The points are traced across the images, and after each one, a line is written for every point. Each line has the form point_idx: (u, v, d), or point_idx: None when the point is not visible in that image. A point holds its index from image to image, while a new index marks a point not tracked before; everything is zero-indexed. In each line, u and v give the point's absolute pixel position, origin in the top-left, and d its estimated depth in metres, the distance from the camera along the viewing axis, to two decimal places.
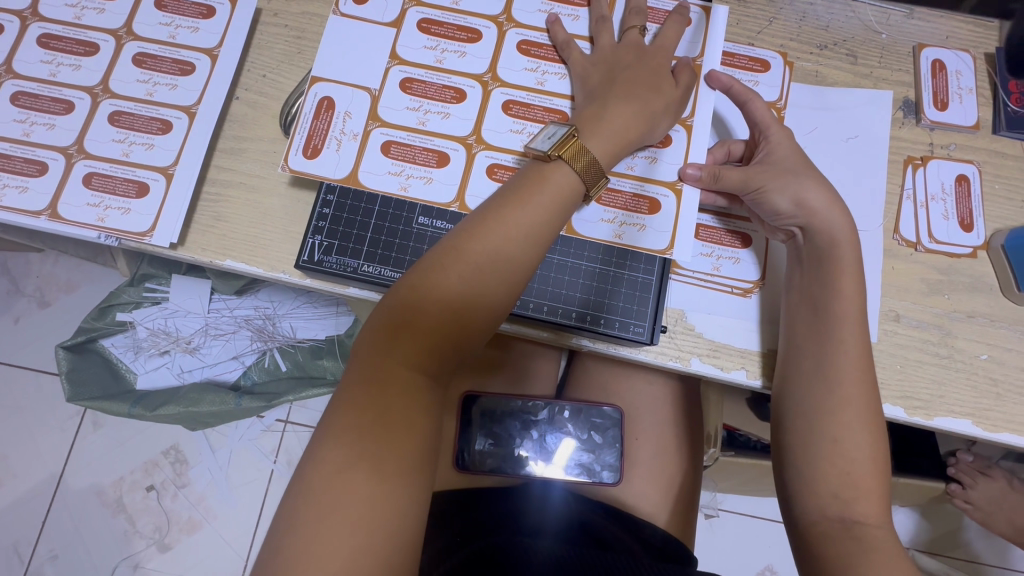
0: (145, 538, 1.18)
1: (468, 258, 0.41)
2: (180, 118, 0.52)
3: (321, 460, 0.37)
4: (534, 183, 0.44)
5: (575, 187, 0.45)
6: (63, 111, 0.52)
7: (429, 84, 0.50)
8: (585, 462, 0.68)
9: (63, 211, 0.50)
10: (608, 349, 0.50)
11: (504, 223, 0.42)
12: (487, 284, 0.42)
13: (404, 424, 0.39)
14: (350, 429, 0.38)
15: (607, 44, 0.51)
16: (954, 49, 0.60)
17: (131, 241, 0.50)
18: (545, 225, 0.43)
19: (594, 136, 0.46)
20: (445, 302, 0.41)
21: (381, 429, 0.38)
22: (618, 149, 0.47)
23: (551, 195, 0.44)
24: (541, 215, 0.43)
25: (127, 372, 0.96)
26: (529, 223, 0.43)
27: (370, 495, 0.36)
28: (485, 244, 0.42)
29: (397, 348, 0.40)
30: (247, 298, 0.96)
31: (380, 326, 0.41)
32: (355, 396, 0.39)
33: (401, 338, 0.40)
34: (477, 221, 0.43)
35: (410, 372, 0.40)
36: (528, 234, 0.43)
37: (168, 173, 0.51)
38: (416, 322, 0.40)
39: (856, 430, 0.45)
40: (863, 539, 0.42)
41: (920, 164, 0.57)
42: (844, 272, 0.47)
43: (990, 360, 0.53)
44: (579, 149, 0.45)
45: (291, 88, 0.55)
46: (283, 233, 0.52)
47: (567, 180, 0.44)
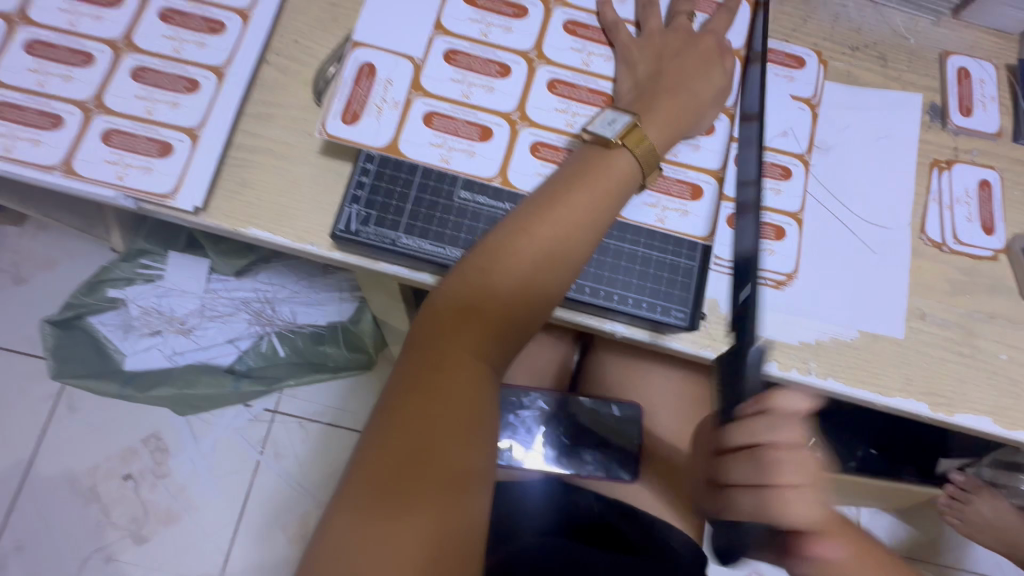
0: (120, 530, 1.13)
1: (532, 243, 0.41)
2: (208, 78, 0.50)
3: (383, 444, 0.36)
4: (593, 173, 0.44)
5: (633, 175, 0.45)
6: (81, 63, 0.49)
7: (474, 57, 0.50)
8: (601, 458, 0.65)
9: (78, 167, 0.47)
10: (644, 334, 0.50)
11: (565, 210, 0.43)
12: (548, 269, 0.42)
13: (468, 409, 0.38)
14: (416, 413, 0.37)
15: (656, 28, 0.51)
16: (978, 58, 0.62)
17: (151, 203, 0.48)
18: (604, 212, 0.44)
19: (654, 124, 0.47)
20: (505, 283, 0.41)
21: (447, 415, 0.37)
22: (673, 136, 0.47)
23: (610, 185, 0.44)
24: (600, 202, 0.43)
25: (114, 352, 0.92)
26: (588, 208, 0.43)
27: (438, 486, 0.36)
28: (545, 228, 0.42)
29: (461, 333, 0.40)
30: (246, 280, 0.93)
31: (442, 309, 0.41)
32: (417, 378, 0.39)
33: (462, 319, 0.40)
34: (538, 205, 0.43)
35: (474, 356, 0.40)
36: (587, 220, 0.43)
37: (194, 134, 0.49)
38: (480, 307, 0.41)
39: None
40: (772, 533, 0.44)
41: (946, 167, 0.58)
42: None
43: (1009, 360, 0.54)
44: (645, 142, 0.45)
45: (324, 55, 0.53)
46: (312, 203, 0.50)
47: (625, 167, 0.45)
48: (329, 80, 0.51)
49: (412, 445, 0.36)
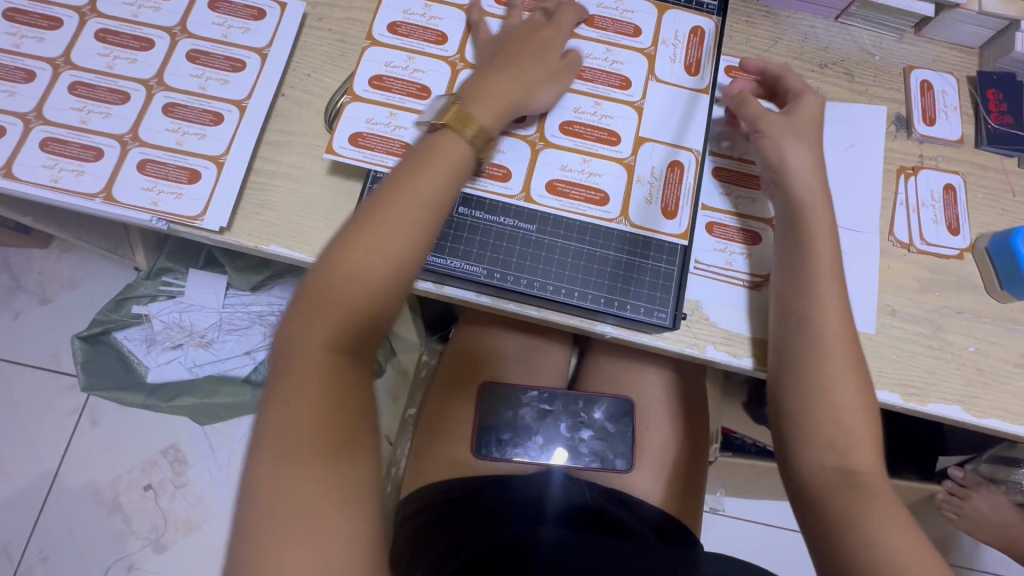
0: (141, 538, 1.17)
1: (356, 234, 0.44)
2: (231, 111, 0.56)
3: (296, 439, 0.39)
4: (427, 153, 0.48)
5: (465, 157, 0.48)
6: (119, 101, 0.55)
7: (398, 79, 0.58)
8: (597, 450, 0.71)
9: (117, 195, 0.52)
10: (630, 334, 0.54)
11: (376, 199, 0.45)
12: (376, 248, 0.44)
13: (335, 391, 0.41)
14: (297, 406, 0.40)
15: (562, 25, 0.58)
16: (940, 71, 0.66)
17: (181, 225, 0.53)
18: (420, 190, 0.46)
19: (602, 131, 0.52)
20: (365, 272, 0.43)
21: (333, 403, 0.41)
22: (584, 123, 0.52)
23: (428, 167, 0.47)
24: (430, 180, 0.46)
25: (139, 365, 0.97)
26: (430, 188, 0.46)
27: (309, 466, 0.38)
28: (381, 233, 0.44)
29: (312, 322, 0.42)
30: (262, 295, 0.99)
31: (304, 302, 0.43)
32: (311, 379, 0.41)
33: (319, 311, 0.42)
34: (370, 204, 0.46)
35: (328, 346, 0.42)
36: (426, 211, 0.46)
37: (219, 162, 0.54)
38: (331, 295, 0.43)
39: (845, 375, 0.49)
40: (862, 488, 0.46)
41: (912, 173, 0.62)
42: (818, 236, 0.52)
43: (977, 352, 0.57)
44: (479, 128, 0.49)
45: (334, 87, 0.59)
46: (326, 222, 0.55)
47: (457, 150, 0.48)
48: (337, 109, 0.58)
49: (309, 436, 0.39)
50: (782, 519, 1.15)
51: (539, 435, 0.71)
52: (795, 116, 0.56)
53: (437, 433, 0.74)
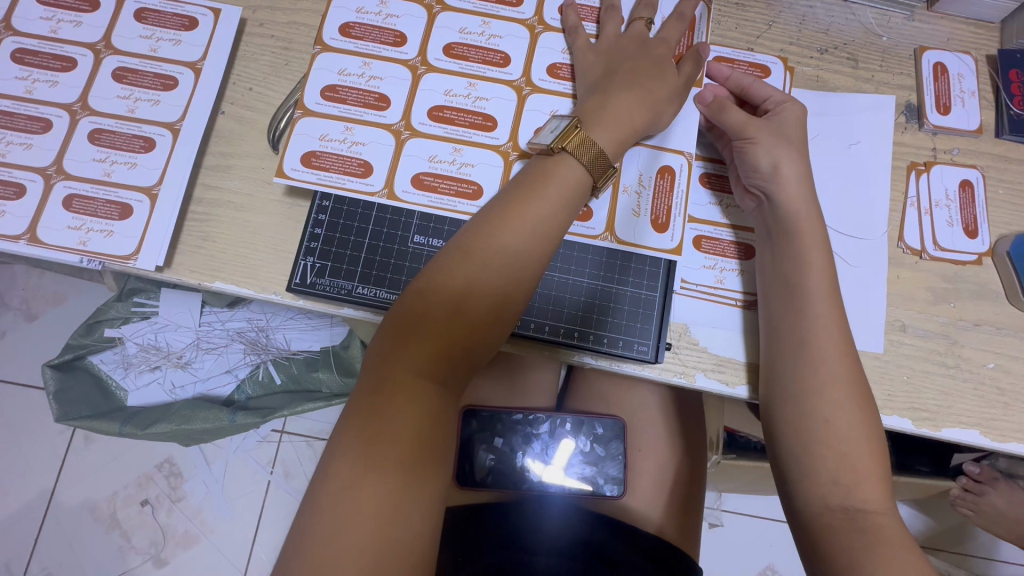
0: (142, 554, 1.15)
1: (481, 260, 0.41)
2: (164, 135, 0.50)
3: (346, 479, 0.35)
4: (544, 172, 0.44)
5: (582, 181, 0.44)
6: (40, 130, 0.50)
7: (353, 88, 0.50)
8: (588, 475, 0.66)
9: (42, 235, 0.48)
10: (611, 366, 0.49)
11: (516, 220, 0.42)
12: (491, 278, 0.41)
13: (425, 430, 0.37)
14: (364, 443, 0.36)
15: (612, 36, 0.51)
16: (956, 51, 0.59)
17: (115, 264, 0.49)
18: (552, 217, 0.43)
19: (602, 131, 0.45)
20: (450, 300, 0.40)
21: (418, 445, 0.37)
22: (625, 139, 0.46)
23: (562, 190, 0.43)
24: (546, 206, 0.43)
25: (118, 389, 0.94)
26: (541, 213, 0.42)
27: (381, 508, 0.34)
28: (485, 250, 0.41)
29: (404, 353, 0.39)
30: (240, 311, 0.94)
31: (391, 334, 0.40)
32: (368, 415, 0.37)
33: (409, 342, 0.39)
34: (478, 225, 0.42)
35: (422, 378, 0.38)
36: (536, 228, 0.42)
37: (152, 193, 0.49)
38: (425, 324, 0.39)
39: (847, 405, 0.44)
40: (870, 534, 0.41)
41: (924, 170, 0.56)
42: (808, 251, 0.47)
43: (997, 369, 0.52)
44: (599, 154, 0.44)
45: (279, 101, 0.54)
46: (274, 253, 0.50)
47: (574, 173, 0.44)
48: (282, 128, 0.51)
49: (364, 477, 0.35)
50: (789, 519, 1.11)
51: (522, 459, 0.67)
52: (778, 123, 0.51)
53: None
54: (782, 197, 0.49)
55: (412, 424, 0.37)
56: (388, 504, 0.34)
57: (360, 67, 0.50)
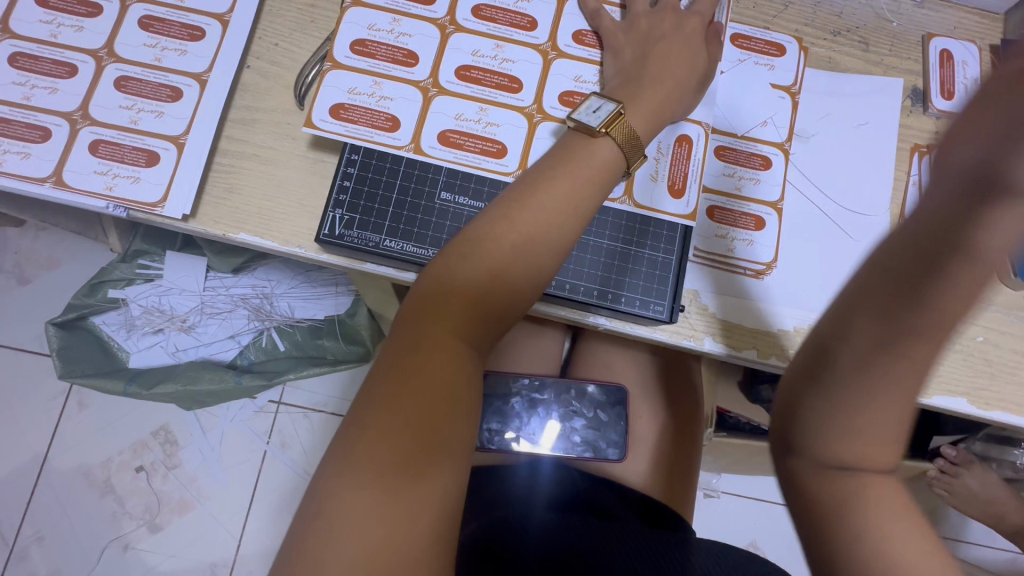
0: (136, 519, 1.15)
1: (514, 233, 0.42)
2: (190, 86, 0.51)
3: (375, 430, 0.36)
4: (576, 151, 0.45)
5: (613, 161, 0.45)
6: (65, 75, 0.50)
7: (382, 43, 0.50)
8: (590, 440, 0.68)
9: (68, 179, 0.48)
10: (624, 327, 0.52)
11: (547, 194, 0.43)
12: (522, 251, 0.42)
13: (455, 391, 0.39)
14: (398, 397, 0.37)
15: (640, 9, 0.52)
16: (962, 39, 0.61)
17: (140, 212, 0.49)
18: (584, 196, 0.44)
19: (640, 112, 0.47)
20: (483, 268, 0.41)
21: (447, 406, 0.38)
22: (655, 116, 0.48)
23: (595, 171, 0.44)
24: (577, 184, 0.44)
25: (119, 351, 0.94)
26: (571, 189, 0.43)
27: (412, 459, 0.36)
28: (517, 222, 0.42)
29: (439, 317, 0.40)
30: (244, 277, 0.94)
31: (425, 298, 0.41)
32: (401, 374, 0.38)
33: (442, 307, 0.40)
34: (512, 198, 0.43)
35: (455, 342, 0.40)
36: (567, 203, 0.43)
37: (179, 143, 0.50)
38: (457, 291, 0.41)
39: None
40: None
41: (926, 151, 0.58)
42: None
43: (985, 342, 0.55)
44: (630, 133, 0.46)
45: (305, 58, 0.54)
46: (299, 206, 0.51)
47: (606, 153, 0.45)
48: (309, 82, 0.52)
49: (394, 429, 0.36)
50: (774, 496, 1.15)
51: (513, 429, 0.67)
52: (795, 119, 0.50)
53: None
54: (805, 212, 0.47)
55: (442, 383, 0.38)
56: (419, 458, 0.36)
57: (391, 25, 0.51)
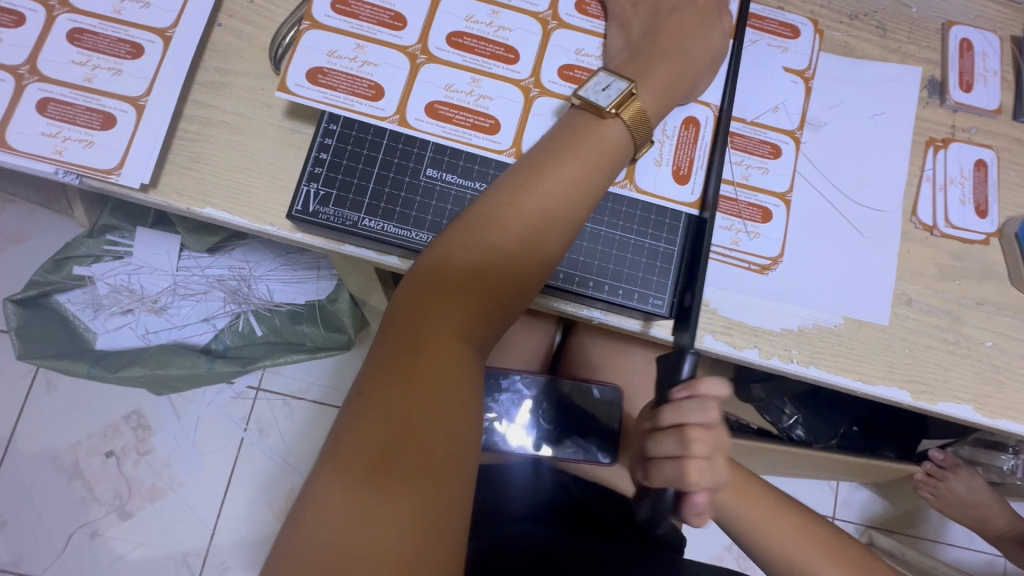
0: (104, 506, 1.10)
1: (519, 219, 0.38)
2: (153, 42, 0.46)
3: (371, 436, 0.33)
4: (584, 133, 0.41)
5: (624, 144, 0.42)
6: (12, 24, 0.45)
7: (367, 4, 0.46)
8: (578, 441, 0.63)
9: (13, 140, 0.44)
10: (620, 321, 0.48)
11: (555, 178, 0.40)
12: (529, 239, 0.39)
13: (458, 391, 0.35)
14: (397, 400, 0.34)
15: None
16: (982, 29, 0.58)
17: (94, 179, 0.44)
18: (594, 180, 0.41)
19: (647, 91, 0.43)
20: (484, 258, 0.38)
21: (450, 407, 0.35)
22: (663, 98, 0.44)
23: (604, 153, 0.41)
24: (587, 168, 0.40)
25: (85, 331, 0.89)
26: (580, 174, 0.40)
27: (419, 468, 0.32)
28: (523, 208, 0.39)
29: (437, 312, 0.36)
30: (220, 258, 0.89)
31: (419, 290, 0.38)
32: (397, 374, 0.35)
33: (439, 300, 0.37)
34: (518, 181, 0.40)
35: (454, 338, 0.37)
36: (576, 188, 0.40)
37: (139, 105, 0.45)
38: (455, 283, 0.37)
39: None
40: None
41: (942, 146, 0.56)
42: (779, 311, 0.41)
43: (994, 347, 0.53)
44: (640, 112, 0.42)
45: (282, 18, 0.49)
46: (272, 179, 0.46)
47: (616, 136, 0.42)
48: (286, 45, 0.46)
49: (394, 434, 0.33)
50: None
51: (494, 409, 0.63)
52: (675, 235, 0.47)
53: None
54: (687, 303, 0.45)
55: (443, 382, 0.35)
56: (426, 466, 0.33)
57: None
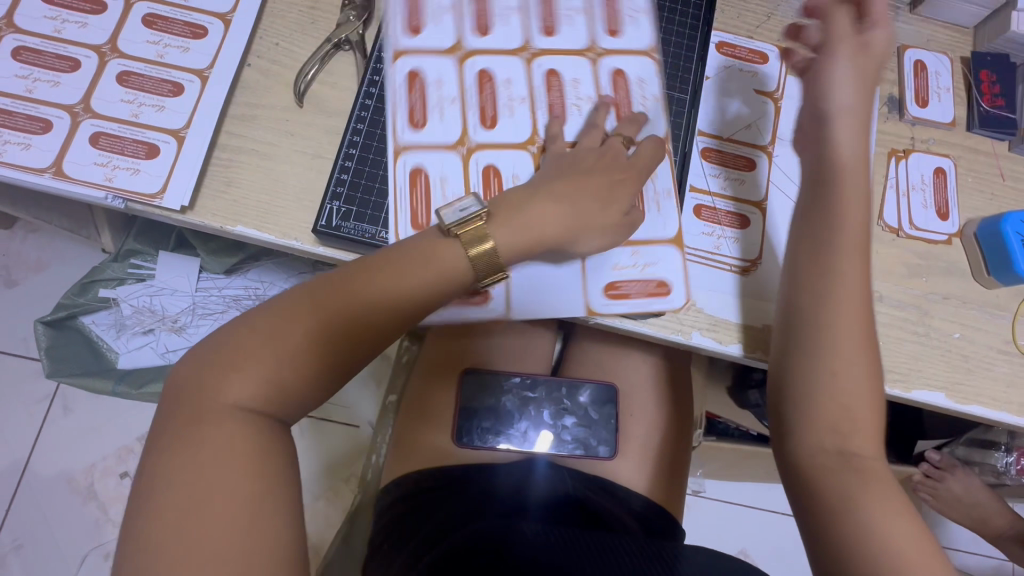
0: (118, 527, 1.13)
1: (367, 291, 0.43)
2: (193, 81, 0.52)
3: (186, 465, 0.35)
4: (432, 246, 0.46)
5: (463, 263, 0.46)
6: (68, 69, 0.51)
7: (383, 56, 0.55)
8: (580, 437, 0.69)
9: (68, 170, 0.49)
10: (613, 320, 0.53)
11: (401, 263, 0.45)
12: (374, 307, 0.43)
13: (260, 424, 0.38)
14: (199, 436, 0.36)
15: None
16: (934, 51, 0.64)
17: (139, 203, 0.50)
18: (432, 276, 0.45)
19: (501, 225, 0.47)
20: (337, 312, 0.42)
21: (245, 436, 0.37)
22: (526, 244, 0.48)
23: (445, 266, 0.45)
24: (430, 263, 0.45)
25: (108, 351, 0.94)
26: (426, 261, 0.45)
27: (246, 489, 0.35)
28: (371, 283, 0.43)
29: (282, 346, 0.40)
30: (237, 278, 0.94)
31: (268, 329, 0.41)
32: (202, 410, 0.38)
33: (283, 340, 0.40)
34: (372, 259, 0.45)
35: (296, 374, 0.40)
36: (424, 276, 0.45)
37: (179, 136, 0.51)
38: (305, 330, 0.41)
39: (857, 363, 0.44)
40: (860, 467, 0.42)
41: (903, 156, 0.61)
42: (846, 257, 0.46)
43: (962, 338, 0.57)
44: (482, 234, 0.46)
45: (305, 58, 0.55)
46: (296, 200, 0.52)
47: (456, 256, 0.46)
48: (309, 81, 0.54)
49: (208, 464, 0.35)
50: (762, 501, 1.15)
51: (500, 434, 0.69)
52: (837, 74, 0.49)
53: (420, 416, 0.71)
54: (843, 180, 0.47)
55: (249, 417, 0.38)
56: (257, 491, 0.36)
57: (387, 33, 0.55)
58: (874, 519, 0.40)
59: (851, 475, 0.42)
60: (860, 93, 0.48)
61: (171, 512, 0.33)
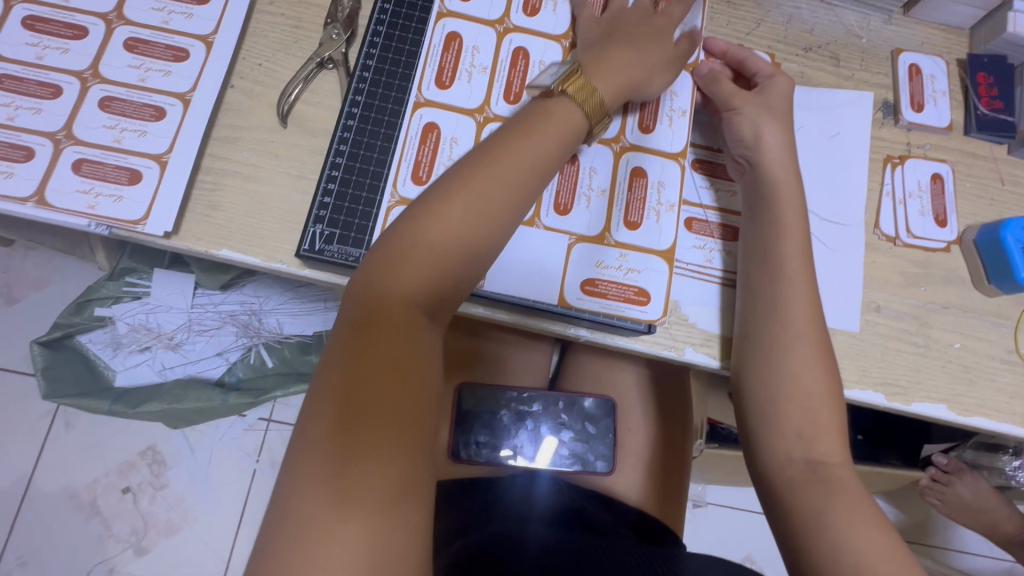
0: (120, 543, 1.13)
1: (473, 193, 0.41)
2: (175, 105, 0.52)
3: (320, 428, 0.33)
4: (540, 114, 0.46)
5: (579, 123, 0.47)
6: (50, 96, 0.51)
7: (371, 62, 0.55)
8: (578, 452, 0.68)
9: (51, 198, 0.49)
10: (605, 338, 0.52)
11: (516, 151, 0.44)
12: (491, 205, 0.42)
13: (404, 363, 0.36)
14: (343, 388, 0.34)
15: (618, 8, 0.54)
16: (929, 54, 0.63)
17: (123, 229, 0.49)
18: (550, 151, 0.45)
19: (600, 76, 0.48)
20: (438, 236, 0.40)
21: (389, 380, 0.35)
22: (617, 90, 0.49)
23: (559, 132, 0.45)
24: (544, 142, 0.45)
25: (105, 369, 0.94)
26: (535, 147, 0.44)
27: (392, 451, 0.33)
28: (484, 177, 0.42)
29: (395, 281, 0.39)
30: (233, 293, 0.93)
31: (378, 271, 0.39)
32: (345, 363, 0.35)
33: (397, 273, 0.39)
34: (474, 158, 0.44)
35: (407, 305, 0.39)
36: (533, 158, 0.44)
37: (162, 161, 0.50)
38: (409, 262, 0.39)
39: (811, 362, 0.47)
40: (829, 480, 0.44)
41: (898, 163, 0.60)
42: (788, 260, 0.49)
43: (963, 348, 0.56)
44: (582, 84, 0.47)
45: (288, 78, 0.55)
46: (281, 222, 0.51)
47: (571, 116, 0.46)
48: (291, 101, 0.54)
49: (349, 419, 0.34)
50: None
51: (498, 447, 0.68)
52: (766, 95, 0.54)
53: None
54: (765, 162, 0.52)
55: (389, 356, 0.36)
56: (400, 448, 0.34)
57: (369, 47, 0.55)
58: (852, 527, 0.41)
59: (817, 488, 0.44)
60: (780, 118, 0.53)
61: (315, 487, 0.32)
